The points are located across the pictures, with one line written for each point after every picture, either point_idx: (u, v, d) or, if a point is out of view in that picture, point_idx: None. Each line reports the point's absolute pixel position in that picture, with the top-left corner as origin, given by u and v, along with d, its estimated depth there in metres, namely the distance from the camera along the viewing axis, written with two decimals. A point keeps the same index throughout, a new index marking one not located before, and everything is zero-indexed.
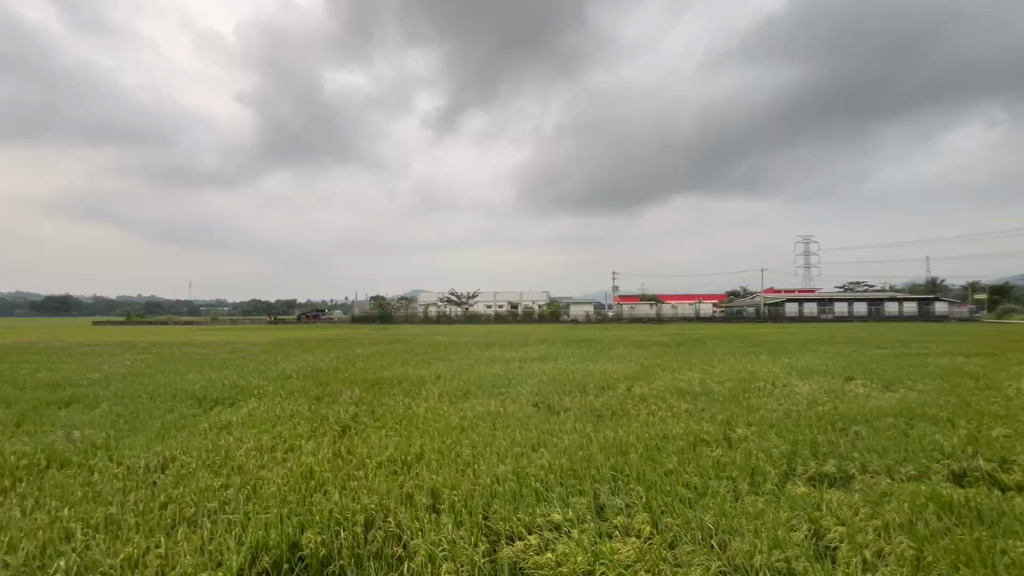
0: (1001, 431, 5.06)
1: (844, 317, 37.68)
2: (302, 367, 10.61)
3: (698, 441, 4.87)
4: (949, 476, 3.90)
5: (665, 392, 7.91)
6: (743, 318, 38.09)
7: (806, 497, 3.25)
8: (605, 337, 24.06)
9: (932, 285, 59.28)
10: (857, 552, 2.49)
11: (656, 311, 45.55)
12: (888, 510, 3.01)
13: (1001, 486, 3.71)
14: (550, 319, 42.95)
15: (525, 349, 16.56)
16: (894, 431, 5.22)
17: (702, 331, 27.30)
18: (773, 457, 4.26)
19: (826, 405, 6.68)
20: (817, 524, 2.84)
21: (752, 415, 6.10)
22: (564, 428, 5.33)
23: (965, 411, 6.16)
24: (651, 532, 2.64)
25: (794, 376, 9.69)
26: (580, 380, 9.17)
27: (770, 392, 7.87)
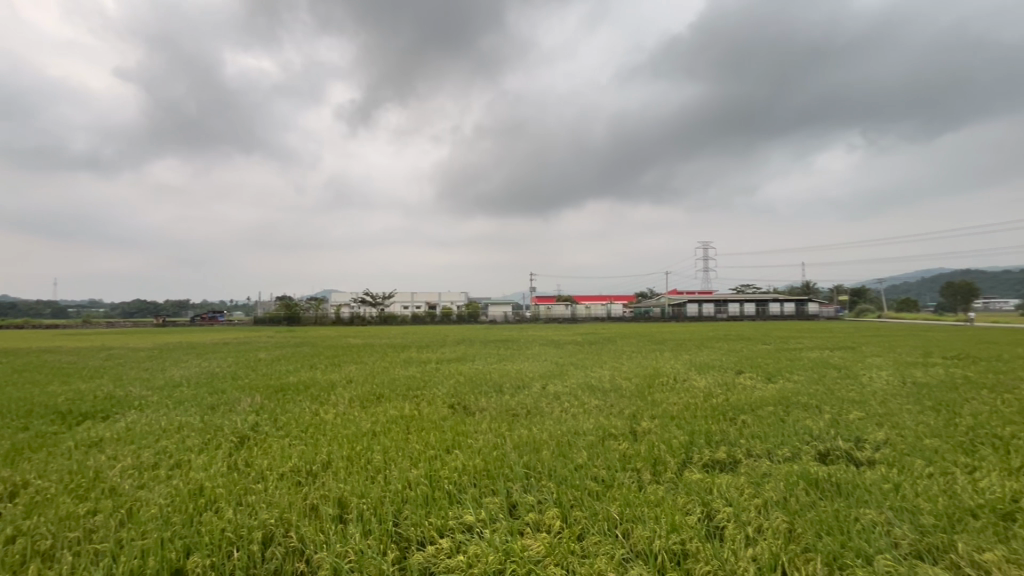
0: (856, 415, 5.82)
1: (736, 317, 41.49)
2: (194, 374, 9.63)
3: (606, 435, 5.09)
4: (817, 455, 4.42)
5: (577, 389, 8.18)
6: (650, 318, 40.59)
7: (700, 482, 3.51)
8: (522, 336, 24.47)
9: (807, 288, 67.04)
10: (741, 529, 2.73)
11: (571, 311, 47.09)
12: (767, 489, 3.34)
13: (856, 462, 4.26)
14: (468, 320, 42.84)
15: (443, 350, 16.37)
16: (773, 418, 5.81)
17: (613, 330, 28.72)
18: (672, 447, 4.56)
19: (719, 397, 7.28)
20: (709, 506, 3.07)
21: (655, 409, 6.48)
22: (479, 428, 5.31)
23: (829, 398, 7.02)
24: (561, 526, 2.70)
25: (692, 371, 10.48)
26: (496, 379, 9.22)
27: (672, 386, 8.43)
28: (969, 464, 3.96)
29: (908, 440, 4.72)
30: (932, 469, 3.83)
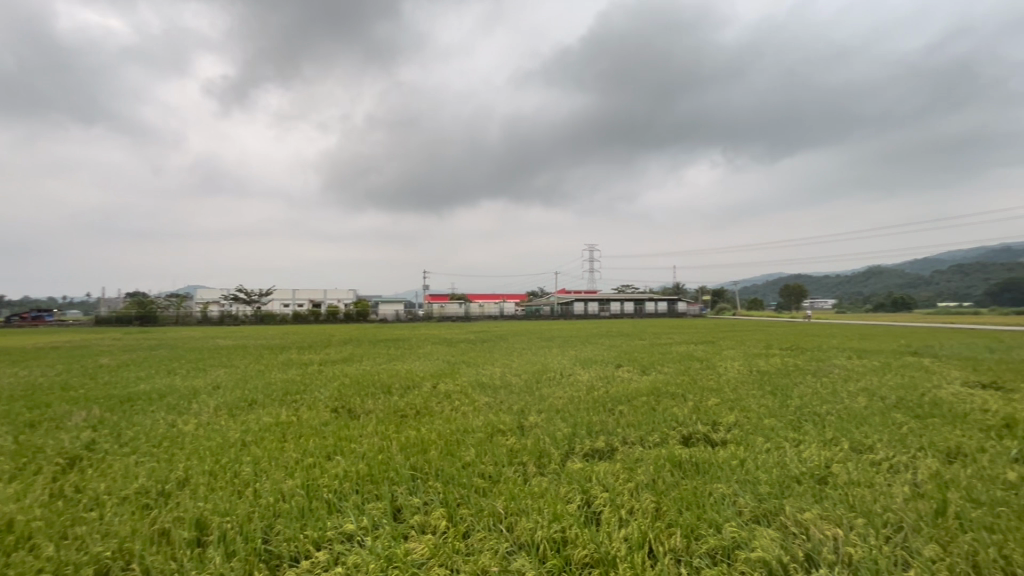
0: (714, 401, 6.52)
1: (617, 315, 44.67)
2: (7, 385, 7.91)
3: (495, 432, 5.10)
4: (681, 438, 4.85)
5: (467, 387, 8.14)
6: (540, 317, 42.10)
7: (580, 471, 3.64)
8: (415, 334, 23.95)
9: (677, 289, 74.27)
10: (616, 512, 2.88)
11: (465, 310, 47.09)
12: (639, 473, 3.57)
13: (712, 443, 4.75)
14: (357, 319, 40.86)
15: (328, 350, 15.37)
16: (646, 407, 6.28)
17: (504, 328, 29.29)
18: (557, 439, 4.70)
19: (600, 390, 7.72)
20: (589, 493, 3.20)
21: (542, 403, 6.67)
22: (363, 431, 5.01)
23: (693, 387, 7.79)
24: (447, 526, 2.62)
25: (577, 366, 11.01)
26: (385, 380, 8.86)
27: (559, 381, 8.75)
28: (797, 439, 4.63)
29: (752, 421, 5.38)
30: (771, 445, 4.39)
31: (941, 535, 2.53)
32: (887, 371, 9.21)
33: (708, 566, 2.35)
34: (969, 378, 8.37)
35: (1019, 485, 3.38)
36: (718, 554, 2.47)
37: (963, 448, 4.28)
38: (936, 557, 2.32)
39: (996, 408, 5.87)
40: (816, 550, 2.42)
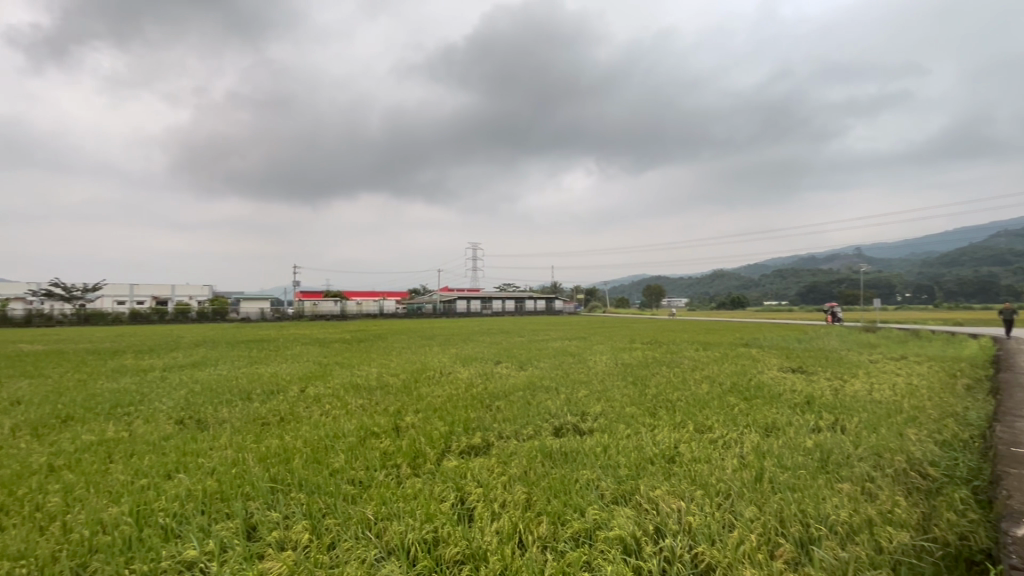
0: (584, 393, 6.89)
1: (499, 313, 45.58)
2: None
3: (368, 435, 4.79)
4: (553, 430, 5.01)
5: (340, 390, 7.59)
6: (423, 316, 41.31)
7: (456, 468, 3.56)
8: (283, 335, 21.93)
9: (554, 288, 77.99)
10: (489, 507, 2.86)
11: (341, 308, 44.41)
12: (513, 466, 3.60)
13: (580, 432, 4.98)
14: (213, 317, 36.29)
15: (174, 354, 13.35)
16: (522, 402, 6.42)
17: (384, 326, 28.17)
18: (432, 438, 4.56)
19: (479, 387, 7.73)
20: (463, 491, 3.14)
21: (420, 403, 6.46)
22: (214, 444, 4.38)
23: (566, 381, 8.18)
24: (310, 539, 2.37)
25: (458, 364, 10.94)
26: (244, 385, 7.89)
27: (438, 380, 8.58)
28: (652, 424, 5.06)
29: (616, 410, 5.76)
30: (631, 431, 4.73)
31: (759, 497, 2.92)
32: (724, 361, 10.60)
33: (572, 549, 2.42)
34: (783, 364, 9.97)
35: (815, 450, 4.06)
36: (581, 536, 2.56)
37: (777, 423, 5.04)
38: (755, 517, 2.67)
39: (801, 388, 7.05)
40: (663, 522, 2.63)
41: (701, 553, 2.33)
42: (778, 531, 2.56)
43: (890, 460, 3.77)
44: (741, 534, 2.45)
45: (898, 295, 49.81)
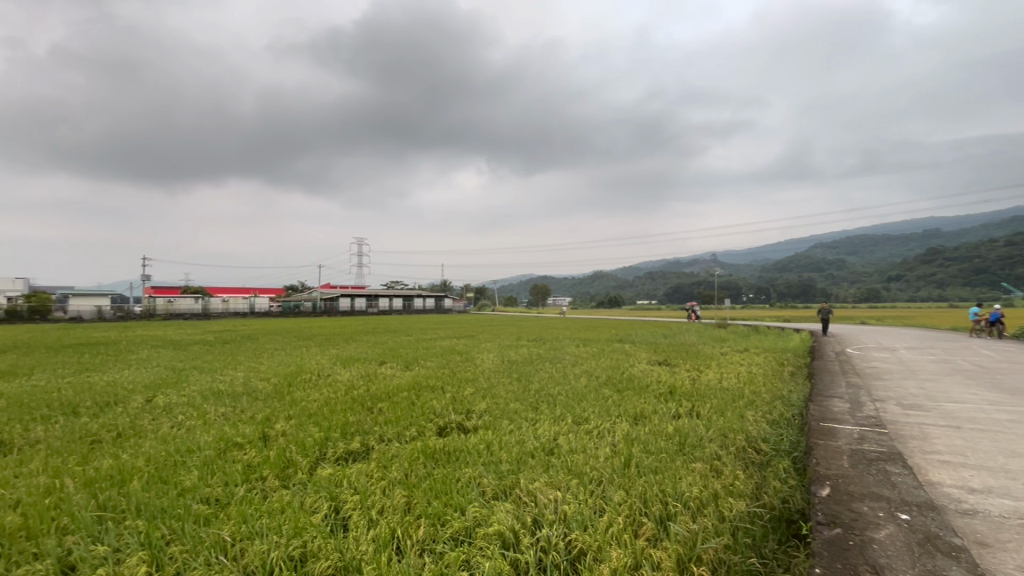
0: (470, 391, 6.81)
1: (386, 312, 43.89)
2: None
3: (229, 447, 4.17)
4: (436, 429, 4.82)
5: (197, 397, 6.60)
6: (300, 315, 38.26)
7: (330, 477, 3.22)
8: (125, 337, 18.74)
9: (444, 287, 77.13)
10: (365, 515, 2.61)
11: (203, 306, 39.39)
12: (393, 469, 3.35)
13: (465, 430, 4.86)
14: (30, 317, 29.94)
15: None
16: (405, 402, 6.13)
17: (254, 326, 25.53)
18: (305, 445, 4.10)
19: (360, 389, 7.25)
20: (338, 500, 2.85)
21: (294, 408, 5.85)
22: (20, 470, 3.49)
23: (452, 379, 8.02)
24: (146, 572, 1.94)
25: (337, 365, 10.20)
26: (67, 396, 6.50)
27: (315, 383, 7.88)
28: (535, 418, 5.12)
29: (500, 406, 5.73)
30: (514, 427, 4.71)
31: (626, 481, 3.04)
32: (602, 356, 11.24)
33: (450, 549, 2.29)
34: (652, 358, 10.84)
35: (675, 434, 4.39)
36: (461, 535, 2.44)
37: (645, 411, 5.39)
38: (624, 500, 2.76)
39: (666, 379, 7.69)
40: (541, 513, 2.60)
41: (575, 539, 2.33)
42: (643, 511, 2.67)
43: (733, 440, 4.21)
44: (610, 518, 2.51)
45: (743, 296, 57.43)
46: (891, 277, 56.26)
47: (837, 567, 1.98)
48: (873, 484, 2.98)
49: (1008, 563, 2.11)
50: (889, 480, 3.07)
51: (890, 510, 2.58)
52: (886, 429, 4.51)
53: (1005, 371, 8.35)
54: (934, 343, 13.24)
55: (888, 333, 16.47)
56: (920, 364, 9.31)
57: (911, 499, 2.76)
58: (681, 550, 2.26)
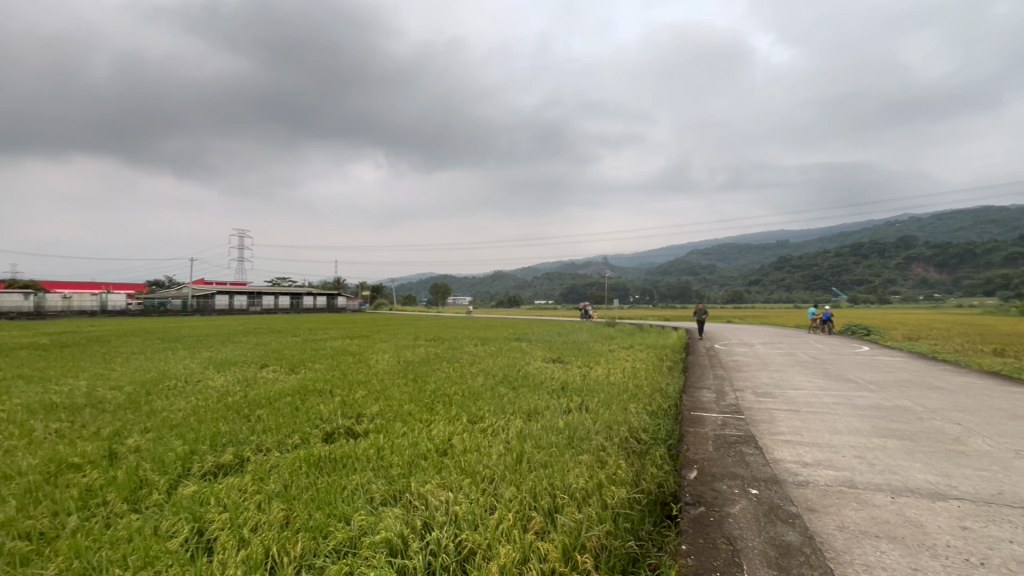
0: (361, 393, 6.38)
1: (270, 310, 40.28)
2: None
3: (61, 468, 3.42)
4: (322, 436, 4.40)
5: (20, 413, 5.40)
6: (165, 313, 33.75)
7: (194, 494, 2.76)
8: None
9: (338, 285, 72.99)
10: (234, 536, 2.25)
11: (35, 303, 33.06)
12: (271, 481, 2.96)
13: (354, 435, 4.51)
14: None
15: None
16: (288, 407, 5.55)
17: (105, 327, 21.97)
18: (164, 461, 3.49)
19: (236, 395, 6.45)
20: (201, 520, 2.43)
21: (151, 420, 5.01)
22: None
23: (342, 382, 7.48)
24: None
25: (210, 370, 9.03)
26: None
27: (180, 390, 6.88)
28: (428, 419, 4.90)
29: (394, 409, 5.41)
30: (407, 428, 4.47)
31: (518, 477, 2.98)
32: (499, 355, 11.27)
33: (333, 562, 2.05)
34: (547, 355, 11.09)
35: (565, 429, 4.46)
36: (344, 547, 2.19)
37: (538, 407, 5.45)
38: (513, 496, 2.70)
39: (559, 376, 7.88)
40: (431, 516, 2.43)
41: (465, 539, 2.20)
42: (532, 505, 2.62)
43: (617, 431, 4.37)
44: (501, 514, 2.42)
45: (631, 296, 61.73)
46: (751, 281, 64.11)
47: (700, 543, 2.10)
48: (732, 465, 3.24)
49: (831, 524, 2.37)
50: (744, 459, 3.38)
51: (744, 486, 2.81)
52: (744, 415, 5.02)
53: (833, 362, 9.80)
54: (782, 339, 15.23)
55: (746, 331, 18.64)
56: (771, 357, 10.60)
57: (760, 475, 3.05)
58: (566, 540, 2.22)
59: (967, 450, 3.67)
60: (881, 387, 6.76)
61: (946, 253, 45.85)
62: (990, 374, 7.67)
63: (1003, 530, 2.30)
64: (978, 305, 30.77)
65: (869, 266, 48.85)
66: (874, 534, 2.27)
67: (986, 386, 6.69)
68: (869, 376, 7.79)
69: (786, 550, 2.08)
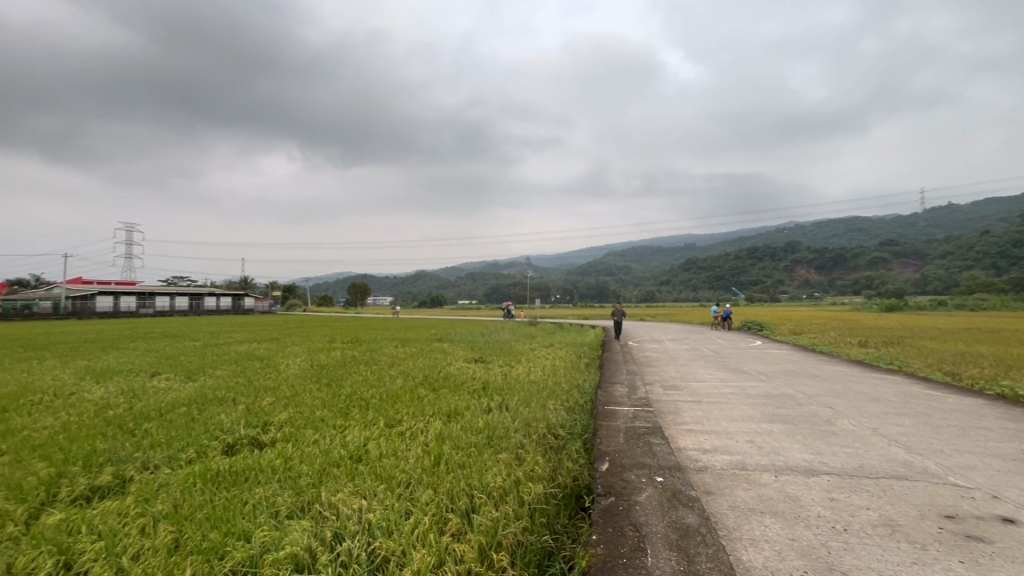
0: (269, 400, 5.90)
1: (164, 312, 36.33)
2: None
3: None
4: (222, 448, 3.98)
5: None
6: (31, 317, 29.30)
7: (59, 522, 2.35)
8: None
9: (246, 285, 67.68)
10: (110, 567, 1.94)
11: None
12: (157, 500, 2.59)
13: (260, 445, 4.12)
14: None
15: None
16: (182, 419, 4.98)
17: None
18: (21, 488, 2.96)
19: (119, 407, 5.70)
20: (69, 552, 2.08)
21: (6, 441, 4.26)
22: None
23: (246, 388, 6.87)
24: None
25: (86, 380, 7.92)
26: None
27: (47, 405, 5.95)
28: (343, 425, 4.63)
29: (305, 416, 5.05)
30: (319, 436, 4.17)
31: (435, 480, 2.82)
32: (420, 356, 10.99)
33: None
34: (469, 355, 11.00)
35: (485, 428, 4.37)
36: (242, 568, 1.96)
37: (457, 408, 5.35)
38: (430, 499, 2.54)
39: (480, 376, 7.82)
40: (343, 526, 2.23)
41: (378, 548, 2.06)
42: (448, 507, 2.49)
43: (535, 428, 4.32)
44: (417, 518, 2.27)
45: (552, 296, 63.26)
46: (662, 281, 68.24)
47: (610, 532, 2.18)
48: (640, 455, 3.40)
49: (724, 504, 2.53)
50: (651, 449, 3.56)
51: (650, 474, 2.96)
52: (652, 408, 5.28)
53: (732, 355, 10.64)
54: (688, 335, 16.32)
55: (657, 328, 19.75)
56: (679, 353, 11.29)
57: (665, 464, 3.21)
58: (483, 539, 2.12)
59: (836, 430, 4.11)
60: (770, 377, 7.43)
61: (824, 256, 51.79)
62: (857, 363, 8.70)
63: (863, 498, 2.59)
64: (848, 302, 35.06)
65: (762, 267, 53.87)
66: (761, 510, 2.45)
67: (853, 373, 7.58)
68: (760, 368, 8.54)
69: (684, 532, 2.20)
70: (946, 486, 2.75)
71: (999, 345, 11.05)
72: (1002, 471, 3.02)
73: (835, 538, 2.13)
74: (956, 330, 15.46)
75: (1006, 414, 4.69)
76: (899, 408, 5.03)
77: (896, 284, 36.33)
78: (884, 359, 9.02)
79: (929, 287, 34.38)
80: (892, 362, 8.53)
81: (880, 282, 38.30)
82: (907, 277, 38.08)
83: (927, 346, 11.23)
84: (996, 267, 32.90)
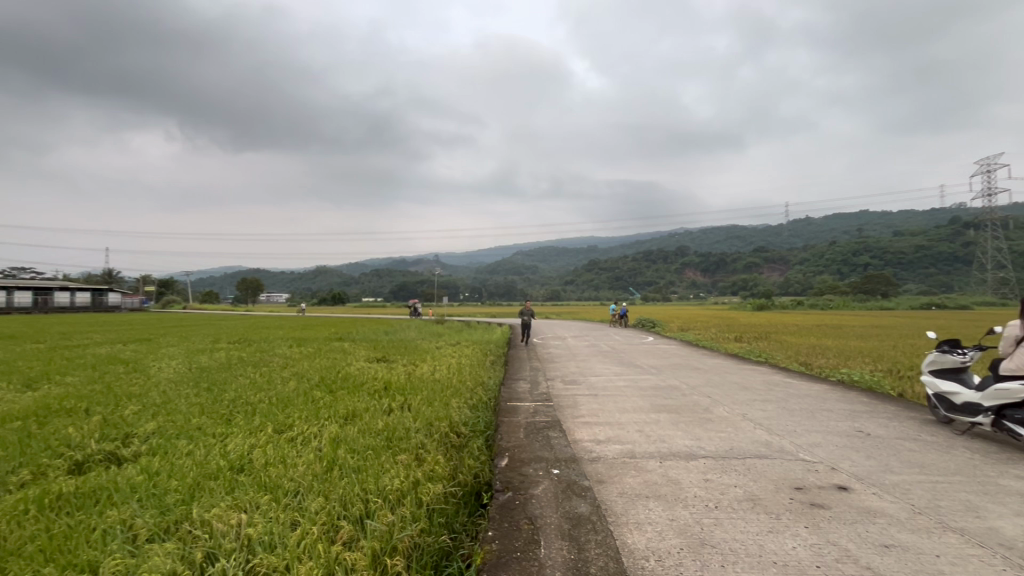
0: (133, 409, 5.04)
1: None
2: None
3: None
4: (68, 468, 3.24)
5: None
6: None
7: None
8: None
9: (109, 279, 58.93)
10: None
11: None
12: None
13: (119, 461, 3.43)
14: None
15: None
16: (13, 435, 4.04)
17: None
18: None
19: None
20: None
21: None
22: None
23: (104, 396, 5.85)
24: None
25: None
26: None
27: None
28: (225, 433, 4.05)
29: (178, 425, 4.35)
30: (193, 448, 3.56)
31: (328, 486, 2.43)
32: (318, 356, 10.21)
33: None
34: (372, 354, 10.43)
35: (384, 429, 4.03)
36: None
37: (356, 410, 4.95)
38: (321, 507, 2.15)
39: (382, 375, 7.40)
40: (216, 544, 1.81)
41: (257, 564, 1.68)
42: (340, 514, 2.12)
43: (437, 427, 4.03)
44: (305, 528, 1.90)
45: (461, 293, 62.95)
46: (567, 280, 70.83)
47: (504, 528, 2.09)
48: (539, 449, 3.36)
49: (614, 491, 2.52)
50: (549, 443, 3.54)
51: (547, 468, 2.92)
52: (553, 403, 5.31)
53: (627, 351, 11.20)
54: (588, 332, 16.96)
55: (560, 326, 20.31)
56: (579, 349, 11.66)
57: (562, 457, 3.19)
58: (377, 545, 1.80)
59: (713, 417, 4.39)
60: (659, 371, 7.87)
61: (708, 259, 57.03)
62: (733, 357, 9.55)
63: (731, 477, 2.74)
64: (728, 301, 38.91)
65: (656, 269, 57.96)
66: (646, 494, 2.48)
67: (729, 366, 8.28)
68: (652, 362, 9.05)
69: (576, 521, 2.16)
70: (798, 462, 3.01)
71: (842, 338, 12.77)
72: (840, 446, 3.38)
73: (707, 515, 2.20)
74: (810, 326, 17.70)
75: (846, 398, 5.35)
76: (764, 395, 5.54)
77: (766, 286, 40.98)
78: (754, 352, 10.03)
79: (791, 289, 39.20)
80: (760, 356, 9.48)
81: (754, 284, 42.93)
82: (774, 281, 43.12)
83: (788, 340, 12.69)
84: (840, 273, 38.48)
